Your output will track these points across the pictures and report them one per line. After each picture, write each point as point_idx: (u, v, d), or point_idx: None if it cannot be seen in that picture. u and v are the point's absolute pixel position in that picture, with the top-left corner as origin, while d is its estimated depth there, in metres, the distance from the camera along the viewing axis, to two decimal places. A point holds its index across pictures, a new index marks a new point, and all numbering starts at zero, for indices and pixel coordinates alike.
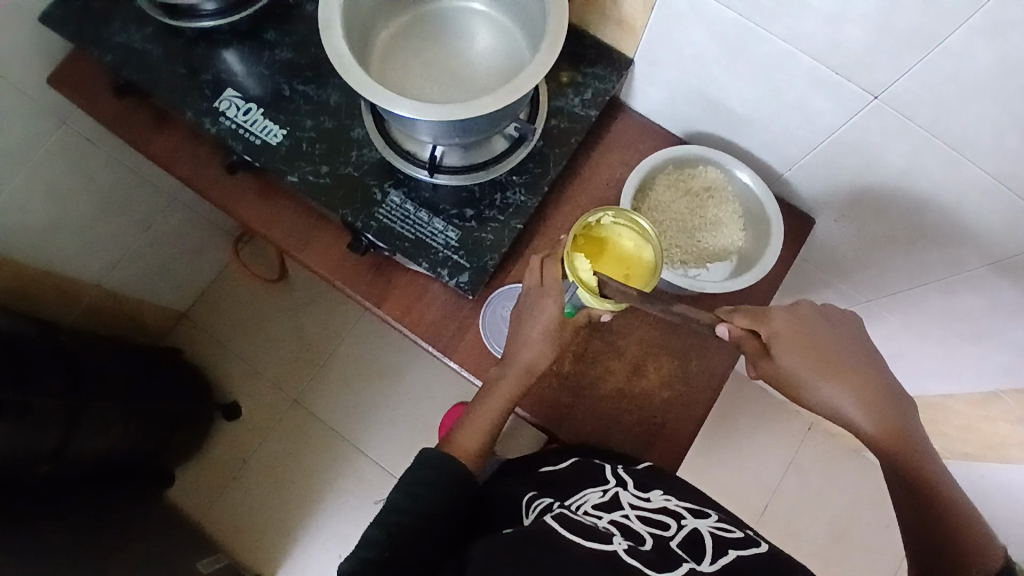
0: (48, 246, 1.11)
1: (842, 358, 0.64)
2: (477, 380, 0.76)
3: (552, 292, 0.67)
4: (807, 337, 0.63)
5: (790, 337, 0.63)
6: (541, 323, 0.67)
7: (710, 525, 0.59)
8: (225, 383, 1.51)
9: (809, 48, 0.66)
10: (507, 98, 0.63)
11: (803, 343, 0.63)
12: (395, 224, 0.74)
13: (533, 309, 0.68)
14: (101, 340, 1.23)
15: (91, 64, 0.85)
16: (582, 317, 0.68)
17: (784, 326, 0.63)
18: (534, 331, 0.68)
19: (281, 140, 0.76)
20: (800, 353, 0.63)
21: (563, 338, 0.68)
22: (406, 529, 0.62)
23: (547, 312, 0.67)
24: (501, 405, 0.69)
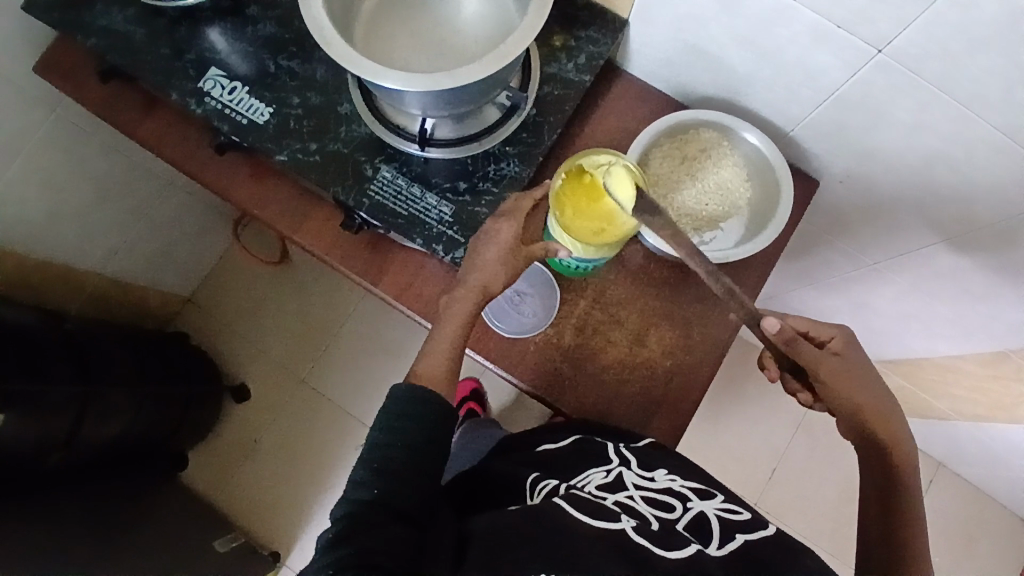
0: (47, 239, 1.11)
1: (872, 392, 0.65)
2: (425, 321, 0.77)
3: (511, 218, 0.66)
4: (856, 363, 0.65)
5: (849, 358, 0.65)
6: (495, 245, 0.66)
7: (716, 507, 0.60)
8: (234, 366, 1.52)
9: (809, 1, 0.63)
10: (494, 65, 0.61)
11: (853, 365, 0.65)
12: (388, 201, 0.72)
13: (489, 232, 0.67)
14: (109, 329, 1.24)
15: (77, 51, 0.84)
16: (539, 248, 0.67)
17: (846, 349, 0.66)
18: (488, 254, 0.66)
19: (268, 118, 0.74)
20: (852, 370, 0.65)
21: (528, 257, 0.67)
22: (400, 469, 0.57)
23: (504, 231, 0.66)
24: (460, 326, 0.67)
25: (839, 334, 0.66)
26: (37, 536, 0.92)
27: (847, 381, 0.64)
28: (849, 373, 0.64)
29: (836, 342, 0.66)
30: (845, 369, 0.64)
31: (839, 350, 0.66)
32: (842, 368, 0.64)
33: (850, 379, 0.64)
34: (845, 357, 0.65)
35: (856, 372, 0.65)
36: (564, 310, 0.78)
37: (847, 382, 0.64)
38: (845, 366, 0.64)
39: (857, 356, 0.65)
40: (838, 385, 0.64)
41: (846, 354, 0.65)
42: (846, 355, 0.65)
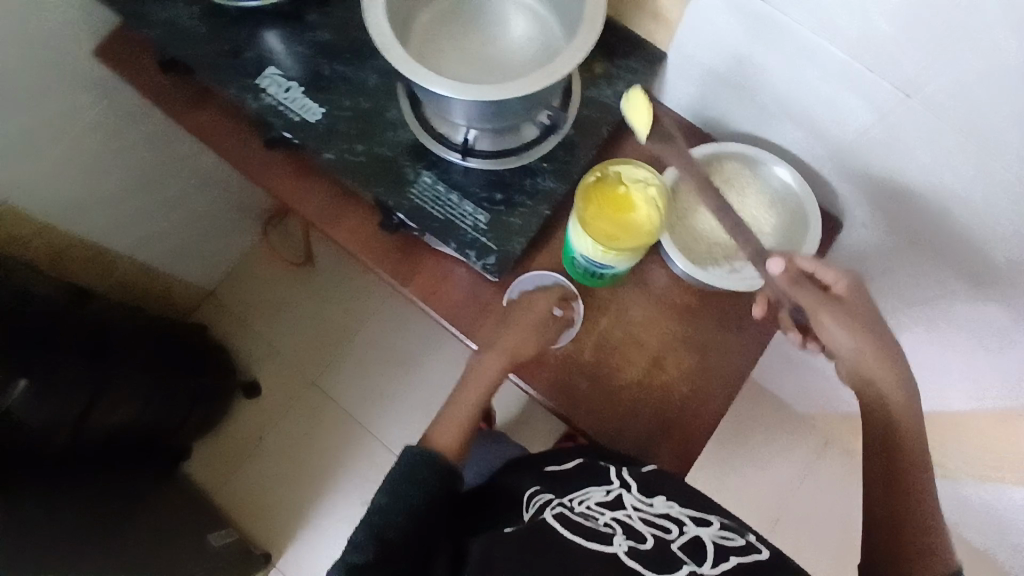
0: (85, 221, 1.14)
1: (879, 339, 0.64)
2: (471, 341, 0.78)
3: (542, 296, 0.76)
4: (867, 307, 0.64)
5: (857, 303, 0.65)
6: (530, 316, 0.74)
7: (713, 534, 0.59)
8: (247, 362, 1.54)
9: (842, 43, 0.66)
10: (540, 83, 0.64)
11: (862, 309, 0.64)
12: (427, 205, 0.75)
13: (523, 305, 0.75)
14: (132, 311, 1.27)
15: (141, 43, 0.89)
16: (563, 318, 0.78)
17: (853, 295, 0.65)
18: (521, 325, 0.74)
19: (319, 118, 0.77)
20: (858, 313, 0.64)
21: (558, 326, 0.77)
22: (398, 537, 0.63)
23: (536, 308, 0.75)
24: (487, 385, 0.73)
25: (847, 277, 0.65)
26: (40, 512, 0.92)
27: (852, 327, 0.63)
28: (854, 316, 0.64)
29: (843, 285, 0.65)
30: (850, 313, 0.64)
31: (845, 293, 0.65)
32: (848, 312, 0.64)
33: (853, 320, 0.64)
34: (846, 301, 0.65)
35: (860, 314, 0.64)
36: (586, 326, 0.79)
37: (852, 327, 0.63)
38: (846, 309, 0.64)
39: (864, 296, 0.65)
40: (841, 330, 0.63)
41: (854, 297, 0.65)
42: (853, 298, 0.65)
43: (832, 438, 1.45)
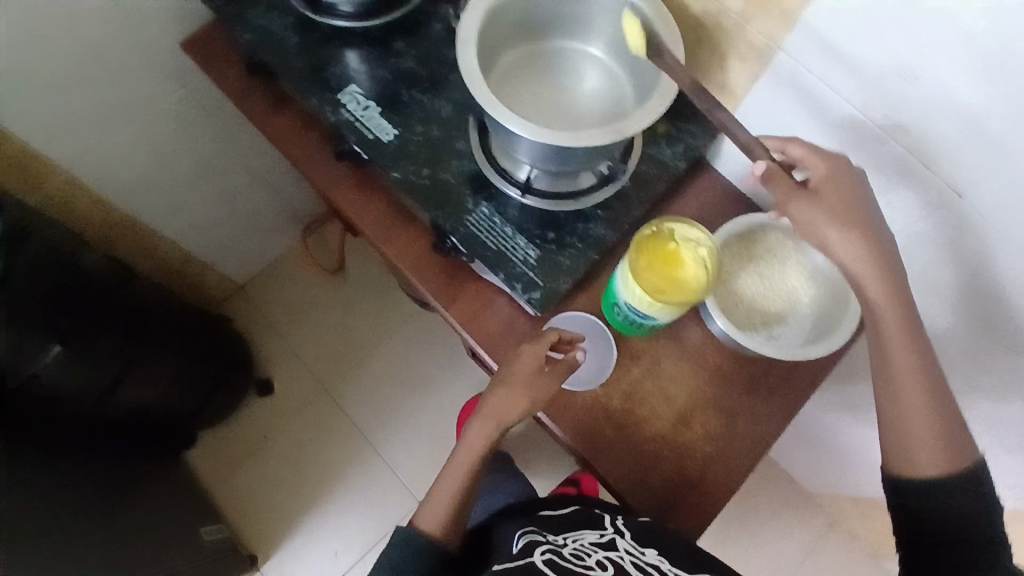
0: (141, 202, 1.18)
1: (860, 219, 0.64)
2: (494, 361, 0.80)
3: (529, 352, 0.74)
4: (850, 194, 0.65)
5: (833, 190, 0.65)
6: (518, 372, 0.73)
7: None
8: (265, 360, 1.56)
9: (902, 138, 0.68)
10: (611, 137, 0.67)
11: (842, 197, 0.65)
12: (481, 234, 0.78)
13: (510, 365, 0.74)
14: (167, 294, 1.30)
15: (231, 45, 0.94)
16: (563, 363, 0.75)
17: (830, 184, 0.65)
18: (509, 383, 0.74)
19: (391, 138, 0.81)
20: (837, 201, 0.65)
21: (558, 376, 0.75)
22: None
23: (525, 364, 0.74)
24: (479, 448, 0.75)
25: (821, 164, 0.67)
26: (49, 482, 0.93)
27: (836, 207, 0.64)
28: (836, 198, 0.65)
29: (825, 167, 0.67)
30: (831, 190, 0.65)
31: (828, 177, 0.66)
32: (830, 192, 0.65)
33: (830, 207, 0.64)
34: (821, 193, 0.65)
35: (845, 191, 0.65)
36: (616, 373, 0.81)
37: (837, 207, 0.64)
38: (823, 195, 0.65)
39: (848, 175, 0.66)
40: (826, 212, 0.64)
41: (837, 177, 0.66)
42: (836, 183, 0.66)
43: (837, 520, 1.43)
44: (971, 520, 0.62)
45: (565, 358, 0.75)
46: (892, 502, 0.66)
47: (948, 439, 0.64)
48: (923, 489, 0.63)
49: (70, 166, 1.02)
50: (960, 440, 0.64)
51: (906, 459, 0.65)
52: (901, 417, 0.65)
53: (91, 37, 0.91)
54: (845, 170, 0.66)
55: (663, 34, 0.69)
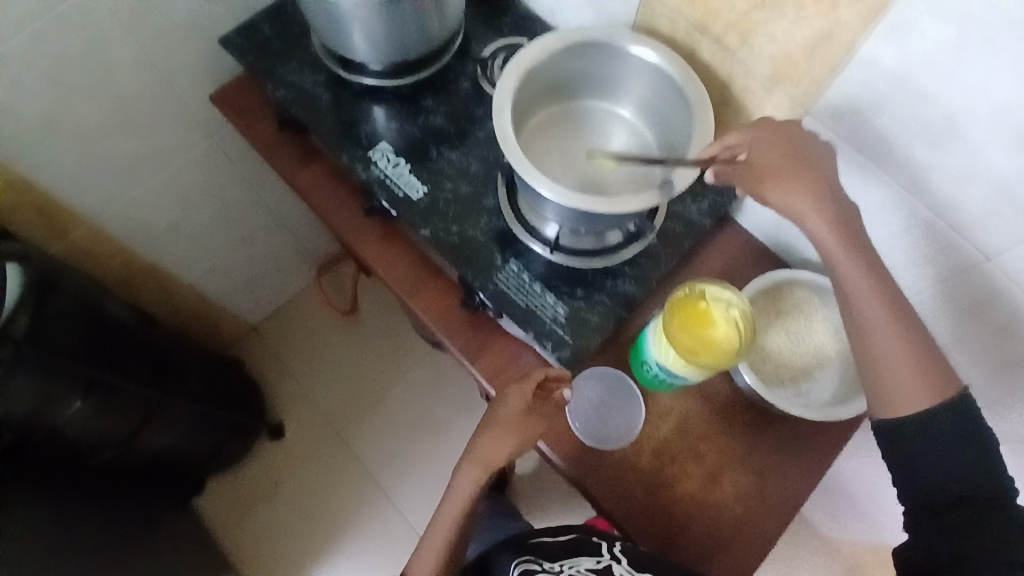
0: (165, 248, 1.18)
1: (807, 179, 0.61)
2: (489, 387, 0.81)
3: (514, 392, 0.75)
4: (789, 153, 0.63)
5: (770, 152, 0.63)
6: (506, 413, 0.75)
7: None
8: (278, 403, 1.54)
9: (930, 201, 0.66)
10: (645, 202, 0.67)
11: (783, 160, 0.62)
12: (510, 290, 0.78)
13: (499, 405, 0.76)
14: (184, 338, 1.30)
15: (260, 98, 0.95)
16: (549, 401, 0.76)
17: (764, 149, 0.63)
18: (498, 424, 0.76)
19: (420, 195, 0.82)
20: (782, 164, 0.62)
21: (547, 413, 0.76)
22: None
23: (511, 408, 0.75)
24: (473, 486, 0.79)
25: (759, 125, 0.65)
26: (65, 538, 0.92)
27: (779, 162, 0.62)
28: (780, 151, 0.63)
29: (769, 125, 0.65)
30: (773, 144, 0.63)
31: (771, 132, 0.64)
32: (773, 147, 0.63)
33: (770, 174, 0.63)
34: (755, 163, 0.64)
35: (792, 146, 0.63)
36: (645, 430, 0.80)
37: (783, 161, 0.62)
38: (762, 165, 0.63)
39: (794, 131, 0.64)
40: (769, 170, 0.63)
41: (783, 132, 0.64)
42: (779, 138, 0.64)
43: (857, 563, 1.39)
44: (973, 460, 0.56)
45: (551, 396, 0.76)
46: (886, 451, 0.61)
47: (931, 372, 0.58)
48: (913, 433, 0.58)
49: (93, 215, 1.02)
50: (943, 370, 0.59)
51: (889, 401, 0.60)
52: (876, 360, 0.60)
53: (122, 91, 0.91)
54: (793, 126, 0.65)
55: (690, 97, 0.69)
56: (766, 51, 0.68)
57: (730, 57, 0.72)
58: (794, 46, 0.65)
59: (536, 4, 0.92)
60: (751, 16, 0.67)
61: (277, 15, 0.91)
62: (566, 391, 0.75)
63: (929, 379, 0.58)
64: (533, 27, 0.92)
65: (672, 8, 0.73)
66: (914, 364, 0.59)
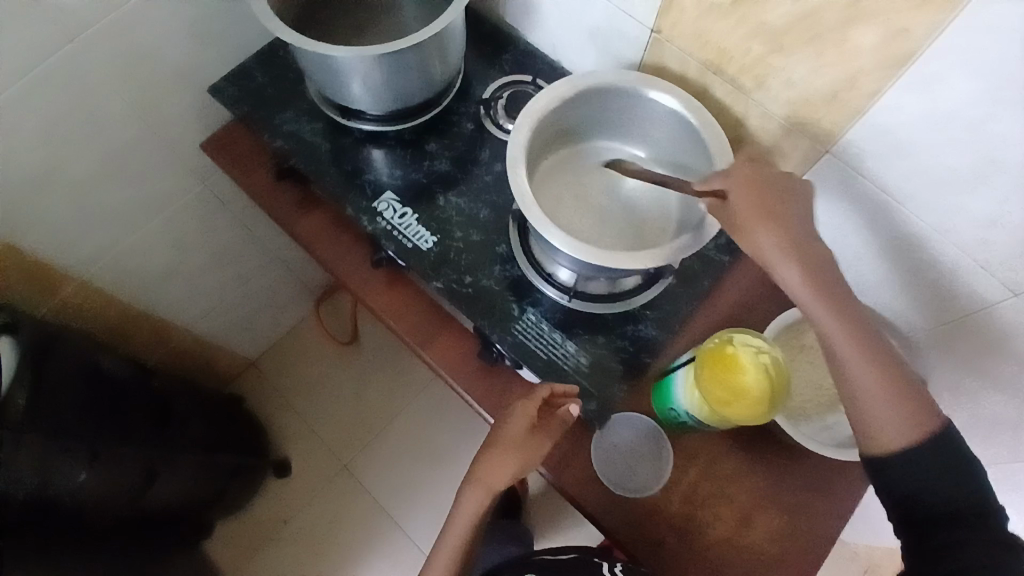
0: (157, 296, 1.14)
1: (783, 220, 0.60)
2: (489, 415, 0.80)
3: (518, 412, 0.72)
4: (761, 194, 0.61)
5: (746, 195, 0.61)
6: (511, 432, 0.72)
7: None
8: (281, 439, 1.51)
9: (957, 242, 0.65)
10: (672, 253, 0.65)
11: (759, 203, 0.60)
12: (529, 342, 0.76)
13: (504, 426, 0.73)
14: (183, 384, 1.25)
15: (255, 144, 0.91)
16: (554, 421, 0.72)
17: (740, 191, 0.62)
18: (502, 445, 0.72)
19: (430, 246, 0.80)
20: (757, 206, 0.60)
21: (552, 433, 0.73)
22: None
23: (516, 426, 0.72)
24: (474, 513, 0.74)
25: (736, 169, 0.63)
26: None
27: (756, 212, 0.60)
28: (756, 199, 0.61)
29: (745, 171, 0.63)
30: (748, 191, 0.61)
31: (745, 180, 0.62)
32: (748, 195, 0.61)
33: (751, 220, 0.60)
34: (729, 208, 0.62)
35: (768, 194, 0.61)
36: (675, 474, 0.79)
37: (759, 210, 0.60)
38: (744, 211, 0.61)
39: (770, 175, 0.62)
40: (747, 221, 0.60)
41: (760, 177, 0.62)
42: (754, 185, 0.61)
43: (872, 564, 1.38)
44: (950, 478, 0.56)
45: (556, 414, 0.72)
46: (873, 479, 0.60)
47: (905, 396, 0.58)
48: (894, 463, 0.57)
49: (86, 270, 0.97)
50: (916, 392, 0.58)
51: (871, 434, 0.59)
52: (849, 392, 0.59)
53: (112, 144, 0.87)
54: (767, 170, 0.62)
55: (709, 143, 0.67)
56: (784, 94, 0.67)
57: (744, 97, 0.71)
58: (813, 91, 0.64)
59: (537, 40, 0.91)
60: (766, 60, 0.66)
61: (272, 62, 0.89)
62: (573, 409, 0.72)
63: (905, 404, 0.58)
64: (534, 64, 0.91)
65: (682, 48, 0.73)
66: (891, 390, 0.58)
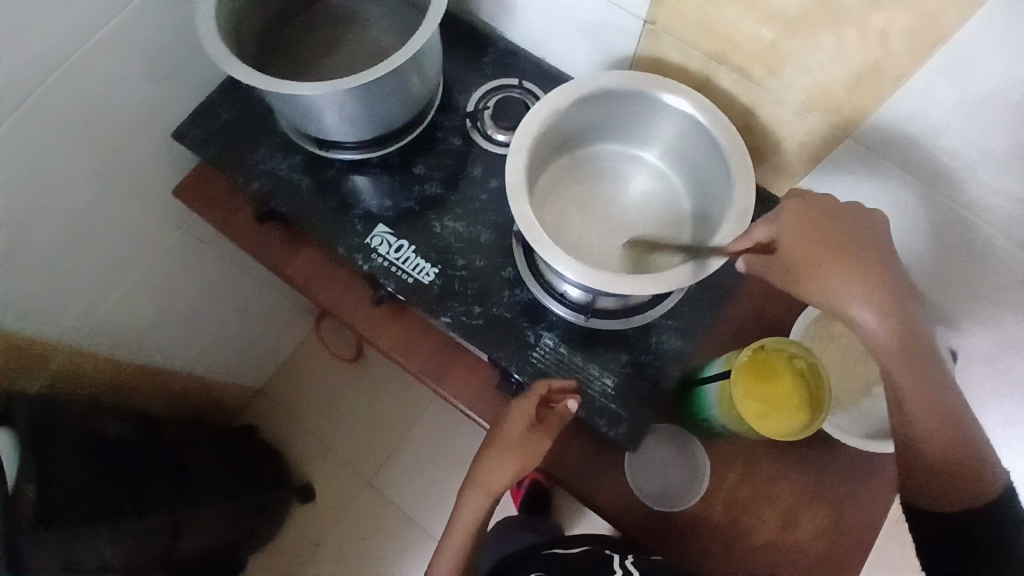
0: (151, 345, 1.09)
1: (851, 255, 0.55)
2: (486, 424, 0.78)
3: (517, 407, 0.69)
4: (820, 230, 0.57)
5: (801, 230, 0.57)
6: (510, 428, 0.68)
7: None
8: (299, 464, 1.48)
9: (990, 221, 0.62)
10: (696, 272, 0.62)
11: (814, 236, 0.57)
12: (550, 369, 0.73)
13: (502, 422, 0.70)
14: (191, 427, 1.22)
15: (229, 186, 0.85)
16: (553, 419, 0.69)
17: (792, 226, 0.58)
18: (500, 444, 0.68)
19: (433, 278, 0.75)
20: (811, 241, 0.57)
21: (554, 431, 0.69)
22: None
23: (513, 425, 0.68)
24: (473, 521, 0.70)
25: (789, 205, 0.59)
26: None
27: (808, 254, 0.56)
28: (812, 239, 0.57)
29: (798, 205, 0.59)
30: (803, 228, 0.57)
31: (801, 216, 0.58)
32: (802, 233, 0.57)
33: (801, 254, 0.57)
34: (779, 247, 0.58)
35: (828, 229, 0.57)
36: (713, 481, 0.77)
37: (814, 249, 0.56)
38: (794, 245, 0.57)
39: (831, 208, 0.58)
40: (799, 264, 0.57)
41: (820, 212, 0.58)
42: (810, 225, 0.57)
43: None
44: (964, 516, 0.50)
45: (554, 411, 0.69)
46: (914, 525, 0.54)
47: (963, 448, 0.51)
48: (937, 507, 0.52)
49: (72, 337, 0.93)
50: (980, 448, 0.52)
51: (923, 485, 0.52)
52: (912, 447, 0.53)
53: (75, 207, 0.81)
54: (822, 202, 0.59)
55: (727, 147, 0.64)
56: (800, 83, 0.64)
57: (754, 86, 0.68)
58: (833, 79, 0.61)
59: (518, 37, 0.84)
60: (778, 46, 0.62)
61: (236, 95, 0.83)
62: (571, 404, 0.68)
63: (960, 456, 0.51)
64: (518, 63, 0.84)
65: (682, 40, 0.68)
66: (948, 439, 0.52)
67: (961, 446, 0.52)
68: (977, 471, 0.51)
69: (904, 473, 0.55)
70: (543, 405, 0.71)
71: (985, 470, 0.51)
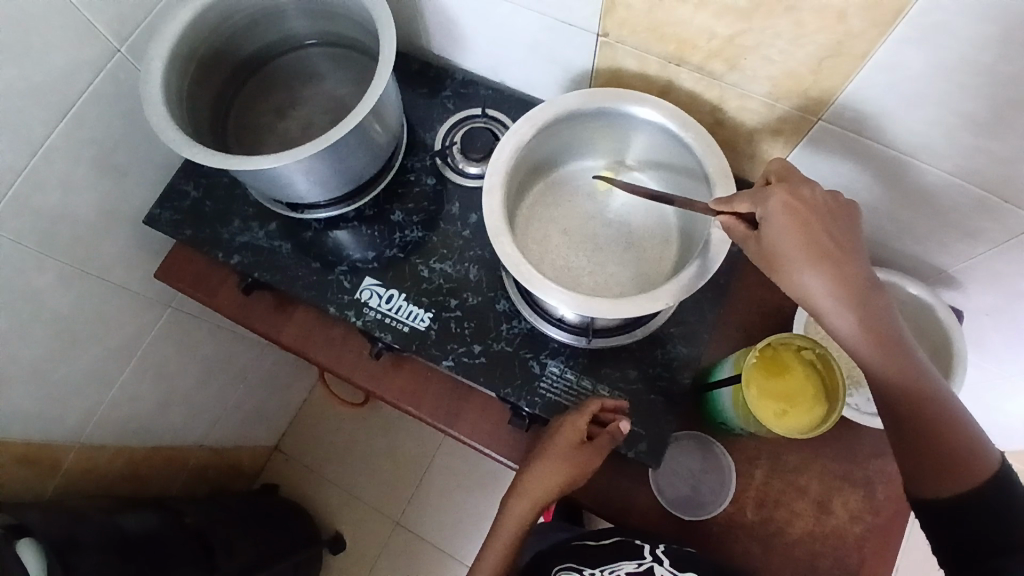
0: (160, 425, 1.08)
1: (832, 248, 0.52)
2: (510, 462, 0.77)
3: (571, 419, 0.67)
4: (807, 220, 0.53)
5: (786, 220, 0.53)
6: (559, 444, 0.67)
7: None
8: (327, 515, 1.47)
9: (978, 180, 0.61)
10: (693, 284, 0.61)
11: (803, 226, 0.53)
12: (560, 398, 0.72)
13: (552, 433, 0.68)
14: (213, 499, 1.20)
15: (209, 262, 0.84)
16: (604, 437, 0.67)
17: (778, 214, 0.53)
18: (551, 459, 0.67)
19: (428, 323, 0.74)
20: (798, 232, 0.53)
21: (602, 451, 0.67)
22: None
23: (565, 440, 0.66)
24: (516, 530, 0.70)
25: (773, 194, 0.54)
26: None
27: (799, 247, 0.52)
28: (800, 232, 0.53)
29: (785, 194, 0.54)
30: (789, 219, 0.53)
31: (787, 208, 0.53)
32: (791, 226, 0.53)
33: (788, 245, 0.53)
34: (763, 238, 0.55)
35: (814, 223, 0.53)
36: (740, 481, 0.76)
37: (803, 243, 0.52)
38: (780, 236, 0.53)
39: (814, 197, 0.54)
40: (788, 257, 0.53)
41: (804, 202, 0.53)
42: (798, 214, 0.53)
43: None
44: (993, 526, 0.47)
45: (606, 429, 0.67)
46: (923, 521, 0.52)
47: (975, 453, 0.49)
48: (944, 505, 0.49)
49: (80, 436, 0.91)
50: (986, 449, 0.49)
51: (923, 477, 0.50)
52: (908, 440, 0.51)
53: (58, 311, 0.80)
54: (809, 192, 0.54)
55: (703, 152, 0.64)
56: (763, 72, 0.63)
57: (717, 82, 0.67)
58: (795, 64, 0.60)
59: (473, 64, 0.83)
60: (735, 42, 0.61)
61: (199, 171, 0.82)
62: (623, 424, 0.67)
63: (973, 464, 0.49)
64: (478, 92, 0.83)
65: (636, 45, 0.67)
66: (957, 444, 0.49)
67: (960, 440, 0.49)
68: (981, 479, 0.48)
69: (899, 462, 0.52)
70: (594, 422, 0.69)
71: (985, 464, 0.49)
